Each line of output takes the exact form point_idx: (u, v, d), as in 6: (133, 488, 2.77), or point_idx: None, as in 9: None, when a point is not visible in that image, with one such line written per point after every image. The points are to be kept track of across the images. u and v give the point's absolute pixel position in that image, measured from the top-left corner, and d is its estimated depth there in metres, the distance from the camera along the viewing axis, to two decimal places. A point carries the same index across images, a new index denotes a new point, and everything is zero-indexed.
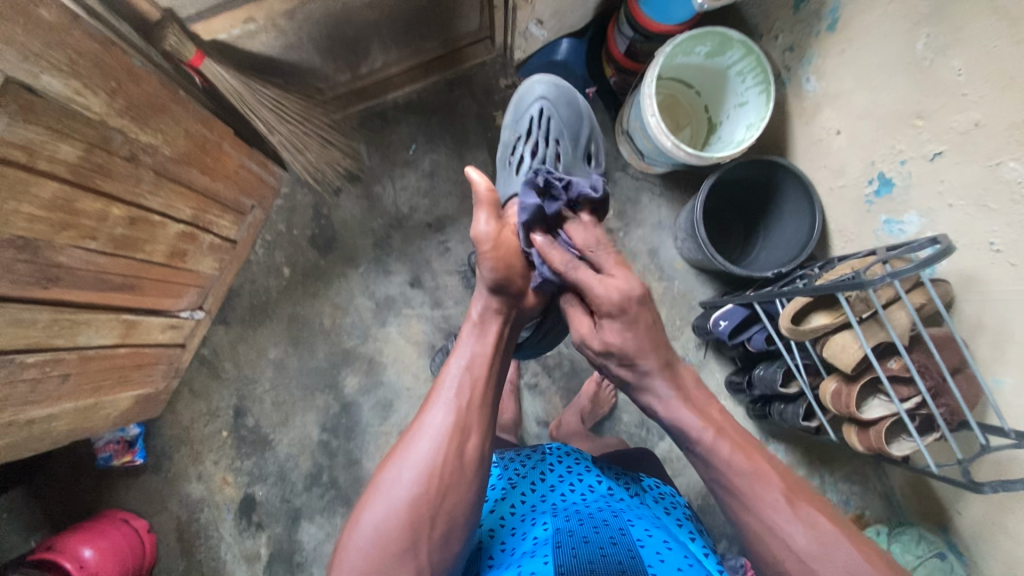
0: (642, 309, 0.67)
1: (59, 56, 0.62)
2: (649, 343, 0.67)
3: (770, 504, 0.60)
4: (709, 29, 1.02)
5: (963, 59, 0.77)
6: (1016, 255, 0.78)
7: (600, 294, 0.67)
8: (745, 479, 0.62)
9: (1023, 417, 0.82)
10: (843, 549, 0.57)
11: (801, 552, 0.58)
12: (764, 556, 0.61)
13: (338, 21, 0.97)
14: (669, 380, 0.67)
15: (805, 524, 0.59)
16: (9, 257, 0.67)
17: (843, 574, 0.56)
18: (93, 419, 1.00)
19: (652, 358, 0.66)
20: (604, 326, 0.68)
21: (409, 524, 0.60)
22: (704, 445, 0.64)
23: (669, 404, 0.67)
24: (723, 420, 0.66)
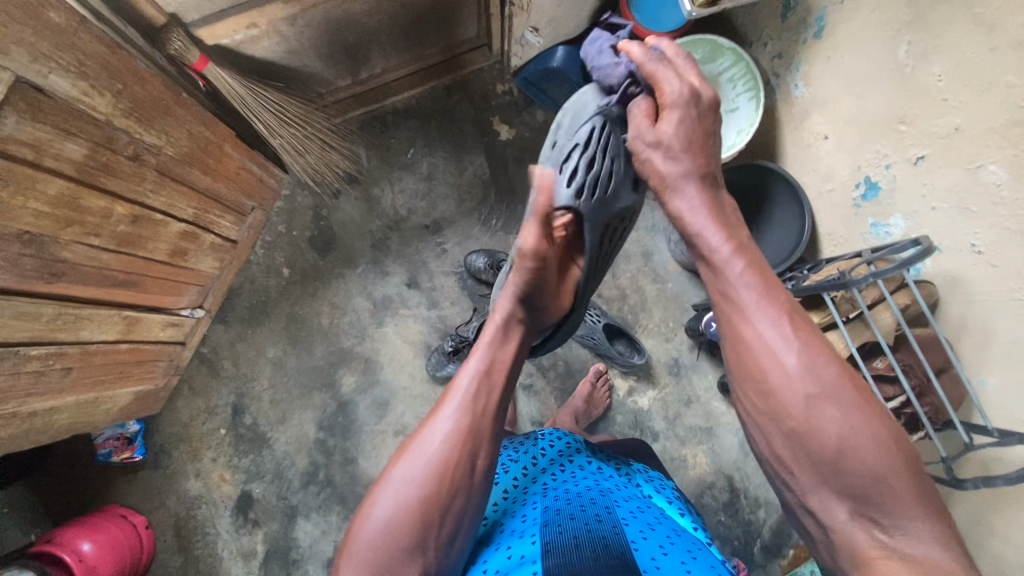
0: (705, 112, 0.67)
1: (66, 58, 0.65)
2: (697, 148, 0.67)
3: (770, 320, 0.59)
4: (700, 36, 1.05)
5: (943, 65, 0.80)
6: (998, 256, 0.80)
7: (672, 84, 0.66)
8: (752, 294, 0.61)
9: (1008, 417, 0.83)
10: (831, 377, 0.56)
11: (791, 371, 0.57)
12: (751, 372, 0.60)
13: (338, 27, 1.00)
14: (701, 197, 0.66)
15: (801, 346, 0.58)
16: (15, 252, 0.69)
17: (822, 399, 0.56)
18: (93, 414, 1.02)
19: (694, 163, 0.66)
20: (665, 116, 0.66)
21: (418, 522, 0.60)
22: (718, 259, 0.63)
23: (693, 210, 0.66)
24: (748, 247, 0.64)
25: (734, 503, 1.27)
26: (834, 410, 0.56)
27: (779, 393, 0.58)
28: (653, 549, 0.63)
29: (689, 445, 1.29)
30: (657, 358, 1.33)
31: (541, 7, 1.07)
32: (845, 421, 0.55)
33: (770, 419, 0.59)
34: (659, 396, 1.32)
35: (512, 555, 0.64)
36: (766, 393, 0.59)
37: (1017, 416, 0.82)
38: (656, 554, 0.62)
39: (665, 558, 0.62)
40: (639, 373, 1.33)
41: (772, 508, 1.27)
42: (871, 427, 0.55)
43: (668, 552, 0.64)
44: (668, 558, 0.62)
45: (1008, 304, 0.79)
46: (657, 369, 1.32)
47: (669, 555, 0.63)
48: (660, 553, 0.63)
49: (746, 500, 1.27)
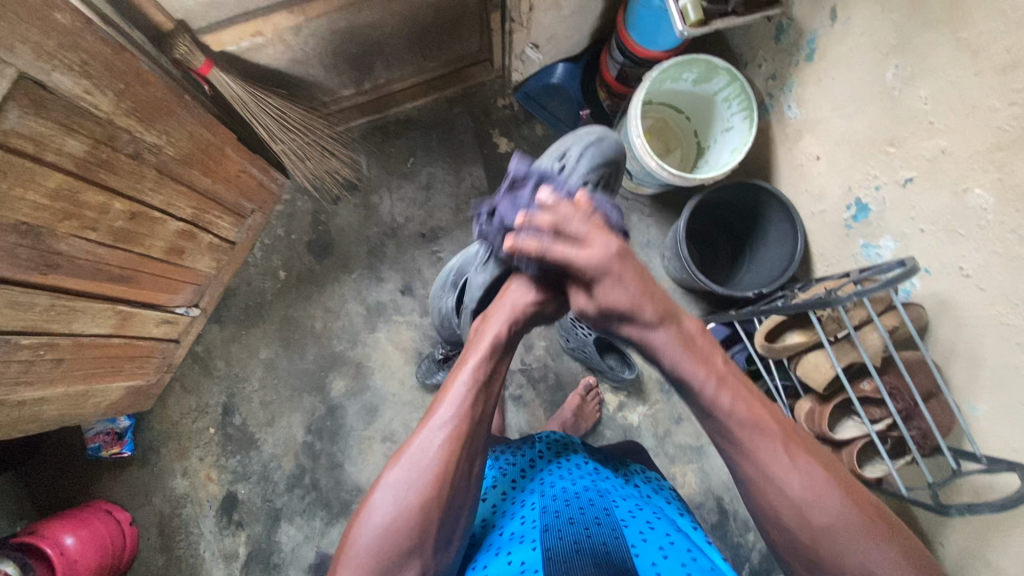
0: (630, 261, 0.65)
1: (70, 57, 0.67)
2: (647, 293, 0.64)
3: (770, 451, 0.60)
4: (694, 56, 1.06)
5: (928, 89, 0.80)
6: (985, 280, 0.79)
7: (587, 258, 0.64)
8: (745, 426, 0.62)
9: (995, 445, 0.81)
10: (836, 503, 0.57)
11: (796, 502, 0.58)
12: (764, 507, 0.61)
13: (342, 38, 1.03)
14: (671, 332, 0.65)
15: (801, 474, 0.59)
16: (11, 242, 0.71)
17: (836, 532, 0.56)
18: (82, 406, 1.03)
19: (654, 309, 0.64)
20: (599, 291, 0.65)
21: (411, 533, 0.59)
22: (704, 395, 0.63)
23: (667, 349, 0.65)
24: (728, 370, 0.64)
25: (722, 525, 1.25)
26: (843, 539, 0.56)
27: (791, 527, 0.59)
28: (653, 553, 0.63)
29: (679, 463, 1.28)
30: (648, 374, 1.32)
31: (541, 24, 1.10)
32: (862, 554, 0.55)
33: (790, 549, 0.60)
34: (649, 412, 1.31)
35: (512, 561, 0.63)
36: (780, 525, 0.60)
37: (1007, 445, 0.80)
38: (656, 558, 0.63)
39: (665, 562, 0.62)
40: (630, 388, 1.32)
41: (761, 531, 1.24)
42: (883, 552, 0.55)
43: (667, 554, 0.64)
44: (669, 562, 0.62)
45: (996, 329, 0.78)
46: (647, 385, 1.32)
47: (669, 558, 0.63)
48: (660, 556, 0.63)
49: (736, 522, 1.25)
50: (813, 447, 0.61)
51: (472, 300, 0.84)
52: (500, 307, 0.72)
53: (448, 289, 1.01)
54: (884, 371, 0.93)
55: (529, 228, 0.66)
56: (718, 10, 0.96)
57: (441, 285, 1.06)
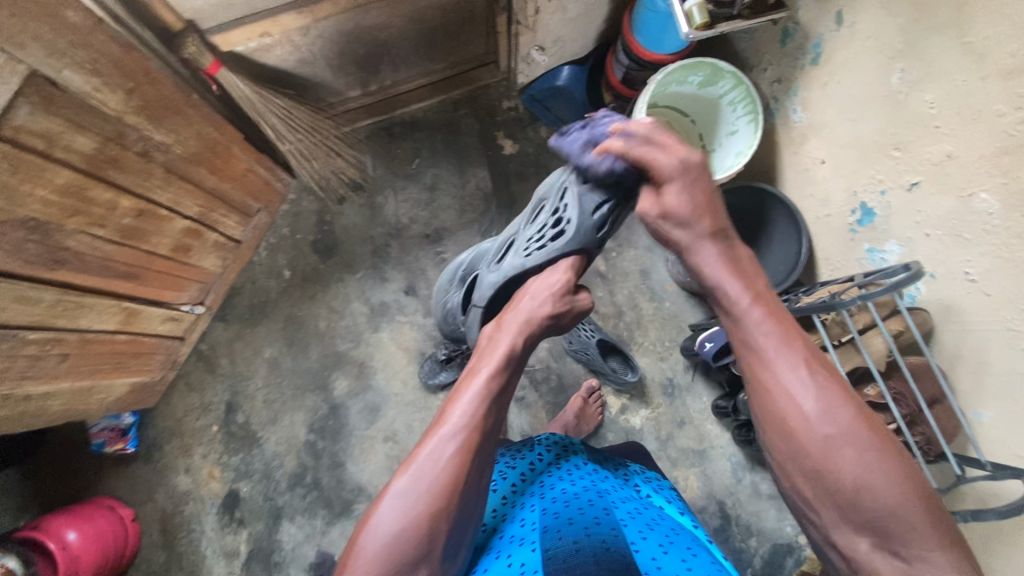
0: (701, 176, 0.70)
1: (80, 54, 0.68)
2: (705, 210, 0.69)
3: (789, 363, 0.62)
4: (699, 59, 1.06)
5: (934, 93, 0.80)
6: (990, 285, 0.79)
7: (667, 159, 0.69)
8: (771, 339, 0.63)
9: (1003, 451, 0.81)
10: (847, 417, 0.58)
11: (808, 410, 0.59)
12: (772, 414, 0.62)
13: (349, 39, 1.03)
14: (718, 251, 0.69)
15: (816, 386, 0.60)
16: (20, 237, 0.72)
17: (844, 443, 0.57)
18: (87, 402, 1.04)
19: (706, 226, 0.69)
20: (666, 192, 0.69)
21: (417, 543, 0.59)
22: (737, 306, 0.66)
23: (711, 265, 0.69)
24: (766, 293, 0.67)
25: (724, 529, 1.24)
26: (851, 447, 0.57)
27: (798, 433, 0.60)
28: (653, 549, 0.64)
29: (681, 467, 1.27)
30: (651, 377, 1.32)
31: (546, 27, 1.11)
32: (864, 466, 0.56)
33: (791, 459, 0.61)
34: (652, 415, 1.30)
35: (512, 563, 0.63)
36: (788, 433, 0.60)
37: (1012, 450, 0.80)
38: (656, 554, 0.63)
39: (666, 557, 0.62)
40: (632, 391, 1.32)
41: (764, 536, 1.24)
42: (887, 468, 0.56)
43: (668, 550, 0.64)
44: (669, 557, 0.63)
45: (1001, 335, 0.78)
46: (650, 389, 1.32)
47: (669, 553, 0.63)
48: (660, 552, 0.63)
49: (738, 527, 1.24)
50: (835, 370, 0.62)
51: (481, 300, 0.86)
52: (514, 315, 0.73)
53: (456, 285, 1.03)
54: (889, 376, 0.92)
55: (621, 132, 0.73)
56: (723, 13, 0.95)
57: (448, 279, 1.06)
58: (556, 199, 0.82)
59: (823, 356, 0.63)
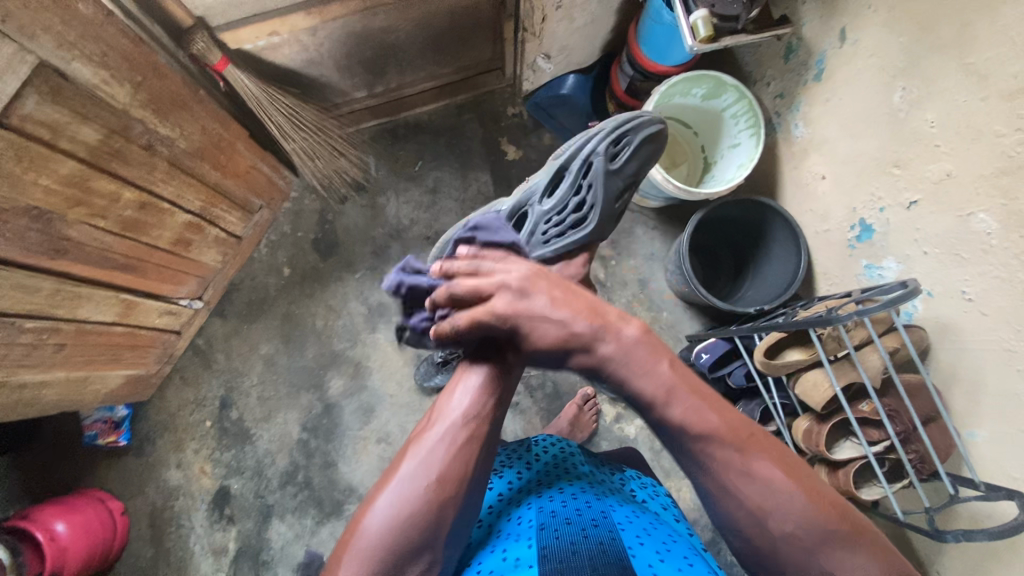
0: (546, 278, 0.65)
1: (89, 47, 0.69)
2: (580, 314, 0.63)
3: (723, 459, 0.61)
4: (703, 72, 1.07)
5: (935, 112, 0.81)
6: (987, 304, 0.79)
7: (500, 304, 0.63)
8: (698, 439, 0.61)
9: (994, 473, 0.81)
10: (794, 507, 0.59)
11: (756, 511, 0.60)
12: (723, 514, 0.63)
13: (357, 40, 1.04)
14: (609, 343, 0.62)
15: (757, 480, 0.60)
16: (22, 225, 0.72)
17: (801, 538, 0.59)
18: (82, 393, 1.04)
19: (586, 325, 0.62)
20: (531, 337, 0.63)
21: (420, 528, 0.59)
22: (654, 406, 0.62)
23: (613, 361, 0.62)
24: (677, 378, 0.62)
25: (716, 542, 1.23)
26: (805, 539, 0.59)
27: (754, 535, 0.61)
28: (650, 555, 0.63)
29: (674, 478, 1.27)
30: None
31: (553, 34, 1.11)
32: (827, 559, 0.59)
33: (749, 550, 0.63)
34: (646, 425, 1.30)
35: (508, 558, 0.64)
36: (743, 535, 0.62)
37: (1005, 471, 0.79)
38: (653, 561, 0.62)
39: (662, 565, 0.61)
40: (628, 400, 1.32)
41: None
42: (842, 551, 0.58)
43: (664, 558, 0.63)
44: (665, 565, 0.62)
45: (996, 355, 0.78)
46: None
47: (665, 561, 0.62)
48: (657, 559, 0.62)
49: (729, 541, 1.23)
50: (769, 444, 0.62)
51: None
52: None
53: None
54: (884, 393, 0.93)
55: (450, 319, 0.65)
56: (728, 27, 0.94)
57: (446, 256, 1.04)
58: (575, 172, 0.91)
59: (756, 432, 0.62)
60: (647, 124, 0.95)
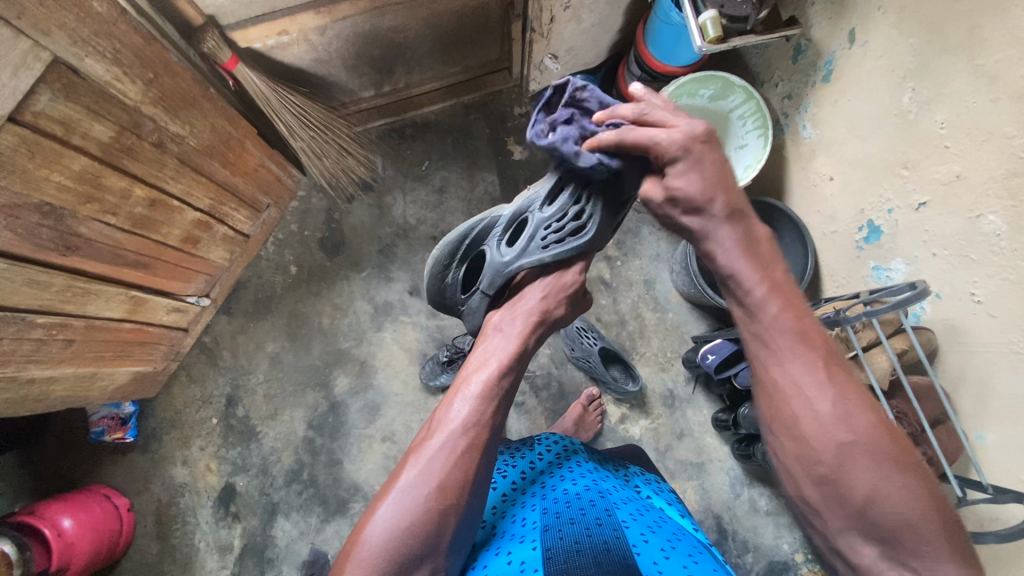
0: (714, 147, 0.63)
1: (102, 44, 0.69)
2: (722, 187, 0.62)
3: (803, 359, 0.56)
4: (712, 73, 1.07)
5: (945, 114, 0.81)
6: (996, 306, 0.79)
7: (665, 139, 0.63)
8: (787, 331, 0.58)
9: (1004, 476, 0.81)
10: (863, 420, 0.53)
11: (822, 415, 0.54)
12: (780, 416, 0.57)
13: (366, 39, 1.05)
14: (735, 232, 0.62)
15: (833, 387, 0.55)
16: (33, 222, 0.73)
17: (860, 452, 0.52)
18: (90, 389, 1.04)
19: (724, 201, 0.62)
20: (673, 175, 0.63)
21: (421, 537, 0.59)
22: (750, 296, 0.60)
23: (725, 249, 0.62)
24: (785, 283, 0.61)
25: (721, 544, 1.23)
26: (865, 458, 0.52)
27: (808, 440, 0.54)
28: (655, 553, 0.62)
29: (679, 479, 1.27)
30: (652, 388, 1.32)
31: (561, 35, 1.12)
32: (881, 479, 0.51)
33: (800, 462, 0.55)
34: (651, 426, 1.30)
35: (513, 561, 0.63)
36: (797, 439, 0.55)
37: (1013, 473, 0.79)
38: (658, 558, 0.62)
39: (667, 562, 0.61)
40: (633, 401, 1.31)
41: (760, 553, 1.22)
42: (908, 483, 0.50)
43: (669, 555, 0.63)
44: (670, 562, 0.62)
45: (1005, 357, 0.78)
46: (651, 399, 1.31)
47: (671, 559, 0.62)
48: (662, 557, 0.62)
49: (735, 542, 1.23)
50: (853, 372, 0.57)
51: (490, 287, 0.85)
52: (521, 315, 0.76)
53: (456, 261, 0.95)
54: (891, 395, 0.93)
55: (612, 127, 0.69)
56: (737, 27, 0.95)
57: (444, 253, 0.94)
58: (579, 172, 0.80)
59: (842, 358, 0.58)
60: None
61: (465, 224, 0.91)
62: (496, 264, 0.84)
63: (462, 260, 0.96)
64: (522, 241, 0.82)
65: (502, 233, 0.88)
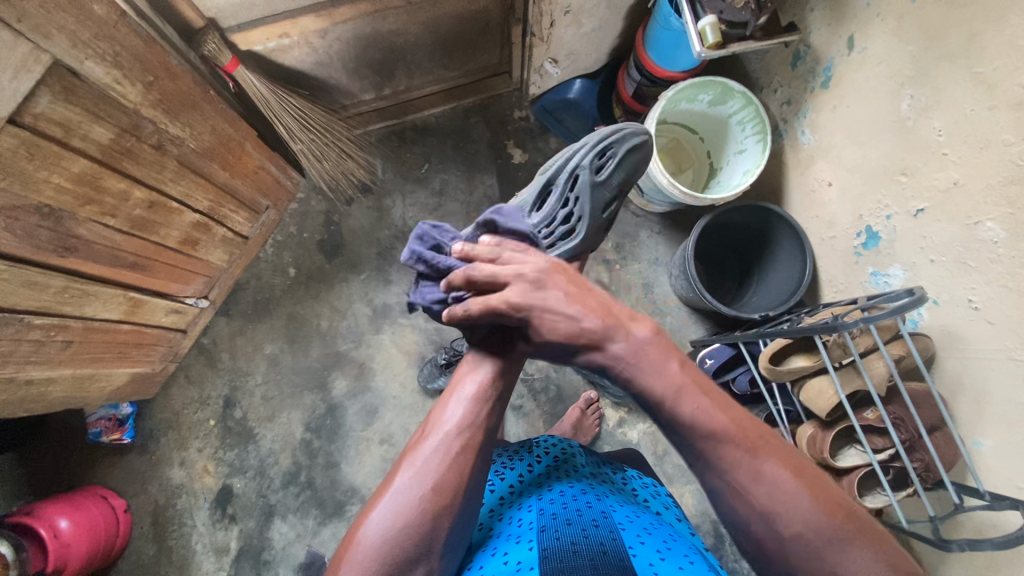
0: (558, 276, 0.65)
1: (102, 46, 0.69)
2: (592, 308, 0.63)
3: (732, 460, 0.57)
4: (711, 78, 1.07)
5: (943, 121, 0.81)
6: (994, 313, 0.79)
7: (514, 290, 0.64)
8: (708, 435, 0.58)
9: (1000, 483, 0.81)
10: (802, 506, 0.55)
11: (766, 512, 0.55)
12: (733, 516, 0.58)
13: (366, 43, 1.05)
14: (625, 343, 0.62)
15: (767, 480, 0.56)
16: (32, 223, 0.73)
17: (809, 542, 0.54)
18: (88, 390, 1.04)
19: (597, 321, 0.62)
20: (537, 327, 0.64)
21: (416, 539, 0.59)
22: (665, 406, 0.60)
23: (624, 363, 0.61)
24: (691, 377, 0.60)
25: (719, 548, 1.23)
26: (817, 545, 0.54)
27: (762, 537, 0.56)
28: (650, 555, 0.63)
29: (677, 484, 1.27)
30: None
31: (561, 39, 1.12)
32: (839, 563, 0.53)
33: (761, 559, 0.58)
34: (650, 430, 1.30)
35: (508, 561, 0.63)
36: (751, 536, 0.57)
37: (1008, 480, 0.79)
38: (654, 560, 0.62)
39: (662, 564, 0.61)
40: (631, 405, 1.31)
41: None
42: (858, 558, 0.53)
43: (665, 557, 0.63)
44: (666, 564, 0.62)
45: (1002, 364, 0.78)
46: None
47: (666, 560, 0.63)
48: (657, 559, 0.62)
49: (732, 547, 1.23)
50: (781, 446, 0.58)
51: None
52: None
53: None
54: (889, 401, 0.93)
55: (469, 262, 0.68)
56: (736, 33, 0.96)
57: None
58: (563, 184, 0.91)
59: (769, 434, 0.58)
60: (631, 134, 0.96)
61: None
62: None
63: None
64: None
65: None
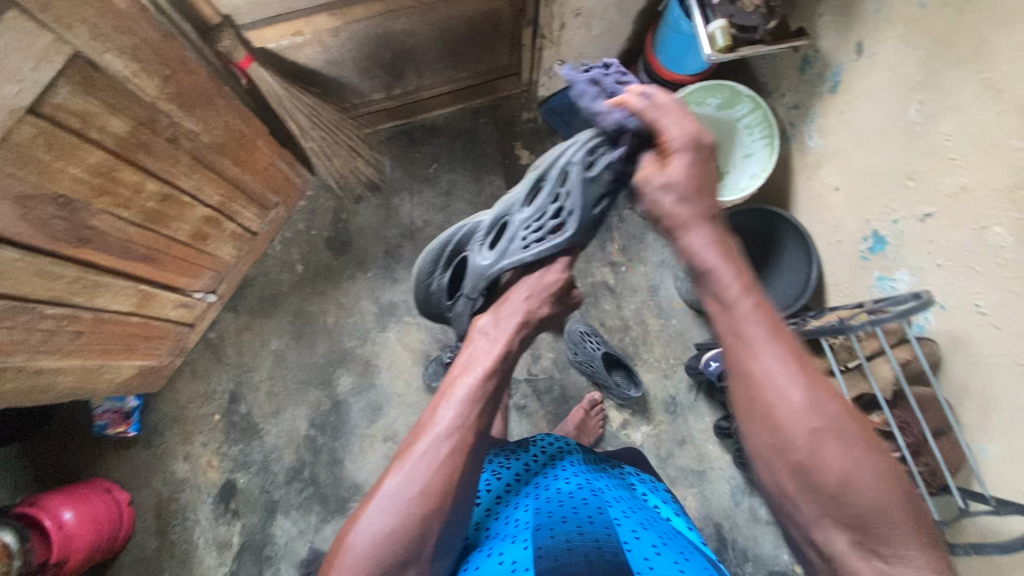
0: (709, 156, 0.64)
1: (122, 40, 0.70)
2: (704, 189, 0.63)
3: (775, 354, 0.58)
4: (719, 82, 1.08)
5: (951, 126, 0.82)
6: (1000, 318, 0.79)
7: (675, 130, 0.63)
8: (760, 328, 0.59)
9: (1005, 487, 0.81)
10: (834, 411, 0.55)
11: (797, 407, 0.56)
12: (758, 412, 0.58)
13: (378, 42, 1.06)
14: (711, 230, 0.63)
15: (804, 381, 0.56)
16: (48, 213, 0.74)
17: (830, 443, 0.54)
18: (96, 381, 1.05)
19: (707, 203, 0.63)
20: (671, 164, 0.63)
21: (405, 542, 0.59)
22: (726, 295, 0.60)
23: (699, 249, 0.62)
24: (755, 279, 0.62)
25: (721, 552, 1.22)
26: (838, 448, 0.54)
27: (785, 428, 0.56)
28: (646, 549, 0.63)
29: (680, 486, 1.27)
30: (654, 395, 1.32)
31: (570, 42, 1.13)
32: (852, 466, 0.54)
33: (776, 454, 0.57)
34: (653, 432, 1.30)
35: (504, 561, 0.63)
36: (773, 429, 0.57)
37: (1015, 487, 0.79)
38: (649, 555, 0.62)
39: (658, 558, 0.61)
40: (635, 407, 1.32)
41: (760, 562, 1.22)
42: (873, 470, 0.54)
43: (661, 551, 0.63)
44: (662, 558, 0.62)
45: (1008, 369, 0.78)
46: (653, 406, 1.31)
47: (662, 555, 0.62)
48: (653, 553, 0.62)
49: (734, 551, 1.23)
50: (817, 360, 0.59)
51: (475, 290, 0.89)
52: (512, 314, 0.75)
53: (440, 267, 0.97)
54: (895, 405, 0.93)
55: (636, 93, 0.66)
56: (745, 37, 0.97)
57: (430, 262, 0.97)
58: (553, 179, 0.76)
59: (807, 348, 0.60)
60: None
61: (447, 232, 0.93)
62: (478, 270, 0.86)
63: (446, 266, 0.97)
64: (503, 245, 0.83)
65: (483, 238, 0.89)
